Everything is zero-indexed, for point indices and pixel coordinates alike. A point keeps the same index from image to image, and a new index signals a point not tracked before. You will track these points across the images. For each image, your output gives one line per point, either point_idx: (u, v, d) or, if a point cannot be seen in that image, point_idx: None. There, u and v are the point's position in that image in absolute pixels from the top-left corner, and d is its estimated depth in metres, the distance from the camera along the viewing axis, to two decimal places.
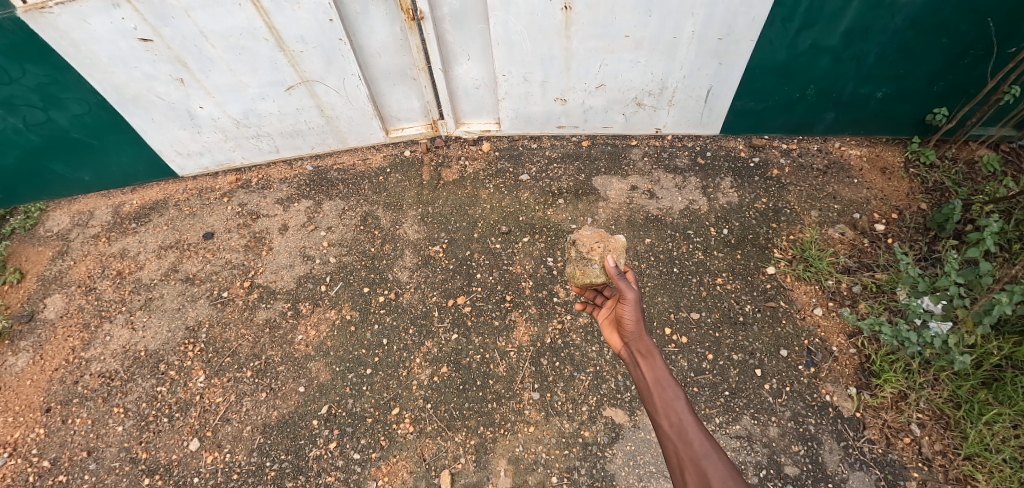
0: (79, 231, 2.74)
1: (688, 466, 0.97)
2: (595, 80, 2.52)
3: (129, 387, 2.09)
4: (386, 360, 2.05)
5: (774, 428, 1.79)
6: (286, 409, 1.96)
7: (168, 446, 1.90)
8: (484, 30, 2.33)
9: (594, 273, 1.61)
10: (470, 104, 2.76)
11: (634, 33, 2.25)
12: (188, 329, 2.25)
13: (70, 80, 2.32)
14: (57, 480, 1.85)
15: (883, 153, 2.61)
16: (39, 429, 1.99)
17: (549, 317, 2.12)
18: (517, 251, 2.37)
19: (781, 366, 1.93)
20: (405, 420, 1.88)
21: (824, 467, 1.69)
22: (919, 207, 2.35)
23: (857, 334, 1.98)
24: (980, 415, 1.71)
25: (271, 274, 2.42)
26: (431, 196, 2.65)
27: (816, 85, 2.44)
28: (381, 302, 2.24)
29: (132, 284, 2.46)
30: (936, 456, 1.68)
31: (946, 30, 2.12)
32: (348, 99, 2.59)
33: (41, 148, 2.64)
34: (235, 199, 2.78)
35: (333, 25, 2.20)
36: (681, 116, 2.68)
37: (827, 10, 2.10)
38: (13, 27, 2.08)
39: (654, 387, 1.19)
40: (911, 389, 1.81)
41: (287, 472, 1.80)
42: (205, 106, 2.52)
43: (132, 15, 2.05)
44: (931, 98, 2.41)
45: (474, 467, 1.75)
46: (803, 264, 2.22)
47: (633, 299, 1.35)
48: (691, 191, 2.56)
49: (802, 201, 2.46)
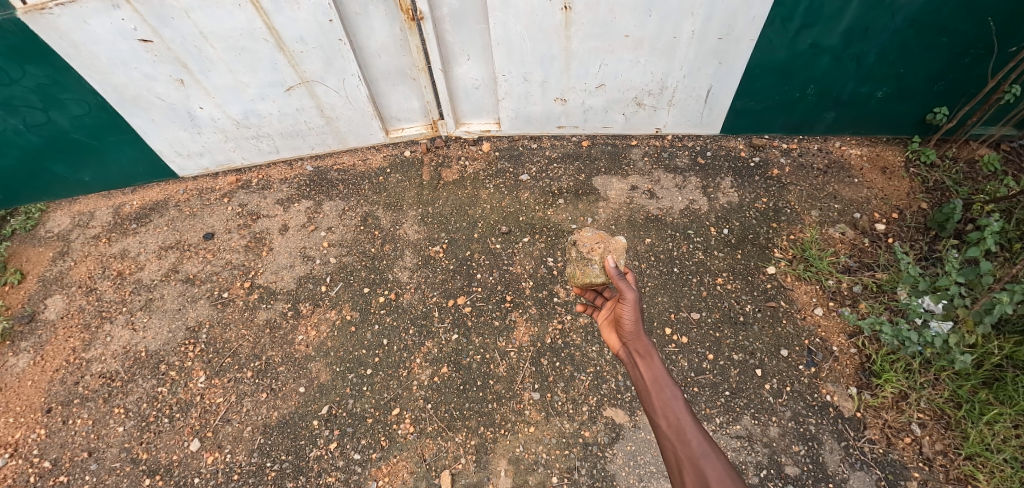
0: (79, 232, 2.74)
1: (686, 466, 0.97)
2: (595, 80, 2.52)
3: (130, 388, 2.09)
4: (386, 360, 2.05)
5: (774, 428, 1.79)
6: (287, 409, 1.96)
7: (168, 447, 1.90)
8: (483, 30, 2.33)
9: (594, 274, 1.61)
10: (470, 103, 2.76)
11: (634, 33, 2.25)
12: (188, 330, 2.25)
13: (70, 81, 2.33)
14: (57, 481, 1.85)
15: (884, 153, 2.61)
16: (39, 430, 1.99)
17: (549, 317, 2.12)
18: (517, 251, 2.37)
19: (782, 366, 1.93)
20: (405, 420, 1.88)
21: (824, 467, 1.69)
22: (919, 207, 2.34)
23: (858, 334, 1.98)
24: (980, 415, 1.71)
25: (271, 274, 2.42)
26: (431, 196, 2.65)
27: (816, 85, 2.44)
28: (381, 302, 2.24)
29: (132, 285, 2.46)
30: (937, 456, 1.68)
31: (947, 29, 2.11)
32: (348, 100, 2.59)
33: (41, 149, 2.64)
34: (235, 200, 2.78)
35: (332, 26, 2.20)
36: (681, 116, 2.68)
37: (827, 9, 2.10)
38: (13, 28, 2.08)
39: (652, 387, 1.19)
40: (912, 389, 1.81)
41: (287, 472, 1.80)
42: (205, 107, 2.52)
43: (131, 16, 2.05)
44: (932, 97, 2.40)
45: (474, 467, 1.76)
46: (803, 264, 2.21)
47: (632, 299, 1.34)
48: (691, 191, 2.56)
49: (802, 201, 2.46)
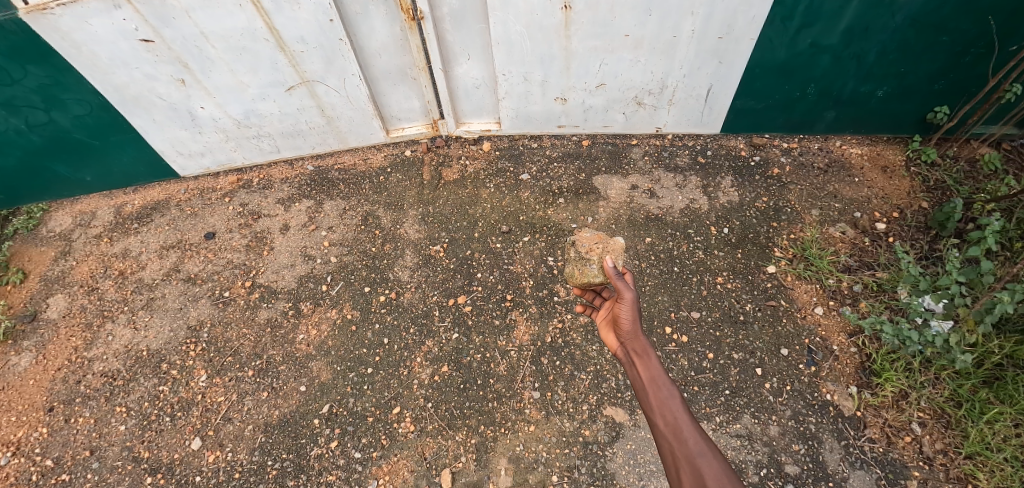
0: (81, 231, 2.75)
1: (683, 465, 0.97)
2: (595, 80, 2.52)
3: (131, 387, 2.10)
4: (387, 359, 2.06)
5: (774, 427, 1.79)
6: (288, 408, 1.97)
7: (169, 446, 1.91)
8: (483, 30, 2.33)
9: (592, 273, 1.62)
10: (470, 103, 2.76)
11: (634, 32, 2.25)
12: (190, 329, 2.26)
13: (71, 81, 2.33)
14: (59, 480, 1.86)
15: (884, 152, 2.61)
16: (41, 428, 2.00)
17: (549, 316, 2.12)
18: (517, 250, 2.37)
19: (782, 365, 1.93)
20: (406, 418, 1.89)
21: (824, 466, 1.69)
22: (920, 206, 2.34)
23: (858, 333, 1.98)
24: (980, 414, 1.71)
25: (272, 274, 2.42)
26: (431, 196, 2.66)
27: (817, 84, 2.44)
28: (382, 301, 2.24)
29: (134, 284, 2.47)
30: (937, 455, 1.68)
31: (947, 28, 2.11)
32: (348, 100, 2.59)
33: (42, 149, 2.65)
34: (236, 199, 2.78)
35: (333, 26, 2.20)
36: (681, 115, 2.68)
37: (827, 9, 2.10)
38: (15, 28, 2.09)
39: (650, 386, 1.19)
40: (912, 388, 1.81)
41: (288, 471, 1.80)
42: (206, 106, 2.52)
43: (133, 17, 2.06)
44: (932, 97, 2.40)
45: (474, 466, 1.76)
46: (803, 263, 2.21)
47: (631, 299, 1.35)
48: (691, 190, 2.56)
49: (802, 200, 2.46)
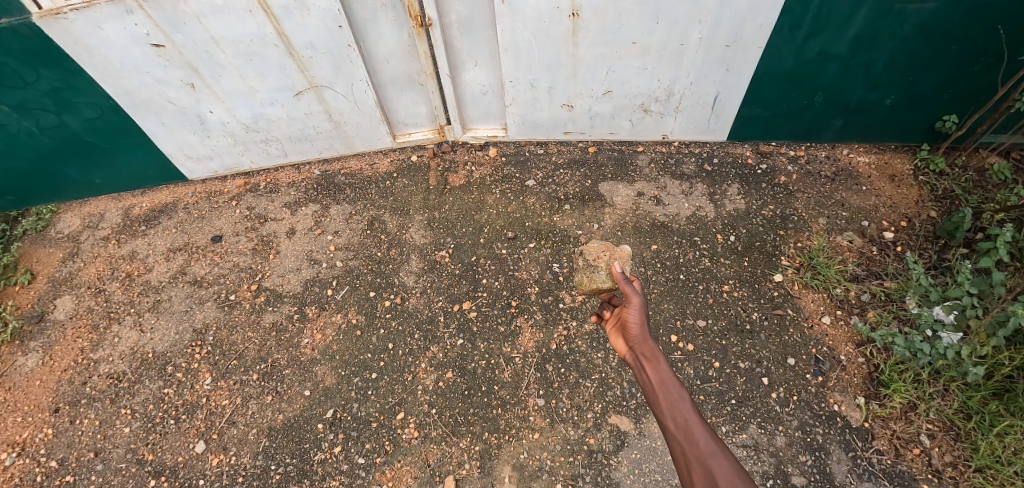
0: (89, 233, 2.77)
1: (694, 466, 0.97)
2: (602, 87, 2.52)
3: (137, 389, 2.10)
4: (391, 365, 2.06)
5: (781, 437, 1.77)
6: (292, 412, 1.97)
7: (173, 449, 1.91)
8: (491, 37, 2.34)
9: (601, 279, 1.63)
10: (476, 109, 2.77)
11: (641, 40, 2.26)
12: (196, 332, 2.27)
13: (83, 85, 2.36)
14: (63, 481, 1.87)
15: (891, 161, 2.60)
16: (46, 430, 2.01)
17: (554, 323, 2.12)
18: (522, 256, 2.37)
19: (788, 375, 1.92)
20: (409, 424, 1.89)
21: (831, 478, 1.67)
22: (929, 215, 2.32)
23: (866, 343, 1.96)
24: (991, 426, 1.69)
25: (278, 277, 2.43)
26: (437, 201, 2.67)
27: (824, 93, 2.43)
28: (387, 307, 2.25)
29: (140, 286, 2.48)
30: (946, 468, 1.65)
31: (955, 37, 2.10)
32: (355, 104, 2.61)
33: (53, 152, 2.68)
34: (242, 203, 2.80)
35: (342, 32, 2.23)
36: (688, 122, 2.67)
37: (835, 17, 2.10)
38: (28, 32, 2.12)
39: (659, 389, 1.19)
40: (921, 400, 1.79)
41: (292, 475, 1.80)
42: (214, 111, 2.54)
43: (144, 22, 2.08)
44: (941, 106, 2.39)
45: (478, 473, 1.75)
46: (810, 272, 2.20)
47: (638, 303, 1.37)
48: (697, 198, 2.55)
49: (809, 209, 2.45)
